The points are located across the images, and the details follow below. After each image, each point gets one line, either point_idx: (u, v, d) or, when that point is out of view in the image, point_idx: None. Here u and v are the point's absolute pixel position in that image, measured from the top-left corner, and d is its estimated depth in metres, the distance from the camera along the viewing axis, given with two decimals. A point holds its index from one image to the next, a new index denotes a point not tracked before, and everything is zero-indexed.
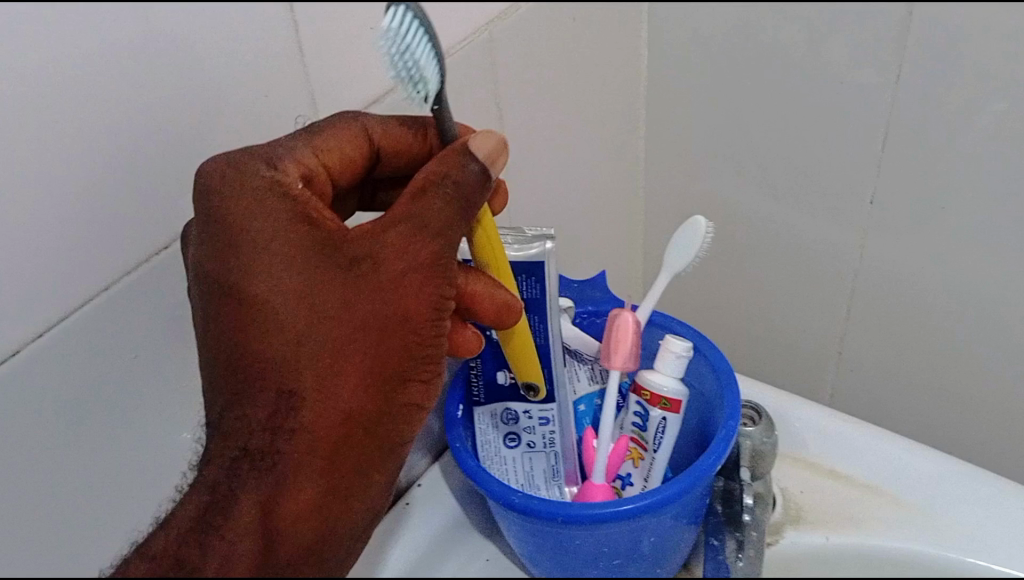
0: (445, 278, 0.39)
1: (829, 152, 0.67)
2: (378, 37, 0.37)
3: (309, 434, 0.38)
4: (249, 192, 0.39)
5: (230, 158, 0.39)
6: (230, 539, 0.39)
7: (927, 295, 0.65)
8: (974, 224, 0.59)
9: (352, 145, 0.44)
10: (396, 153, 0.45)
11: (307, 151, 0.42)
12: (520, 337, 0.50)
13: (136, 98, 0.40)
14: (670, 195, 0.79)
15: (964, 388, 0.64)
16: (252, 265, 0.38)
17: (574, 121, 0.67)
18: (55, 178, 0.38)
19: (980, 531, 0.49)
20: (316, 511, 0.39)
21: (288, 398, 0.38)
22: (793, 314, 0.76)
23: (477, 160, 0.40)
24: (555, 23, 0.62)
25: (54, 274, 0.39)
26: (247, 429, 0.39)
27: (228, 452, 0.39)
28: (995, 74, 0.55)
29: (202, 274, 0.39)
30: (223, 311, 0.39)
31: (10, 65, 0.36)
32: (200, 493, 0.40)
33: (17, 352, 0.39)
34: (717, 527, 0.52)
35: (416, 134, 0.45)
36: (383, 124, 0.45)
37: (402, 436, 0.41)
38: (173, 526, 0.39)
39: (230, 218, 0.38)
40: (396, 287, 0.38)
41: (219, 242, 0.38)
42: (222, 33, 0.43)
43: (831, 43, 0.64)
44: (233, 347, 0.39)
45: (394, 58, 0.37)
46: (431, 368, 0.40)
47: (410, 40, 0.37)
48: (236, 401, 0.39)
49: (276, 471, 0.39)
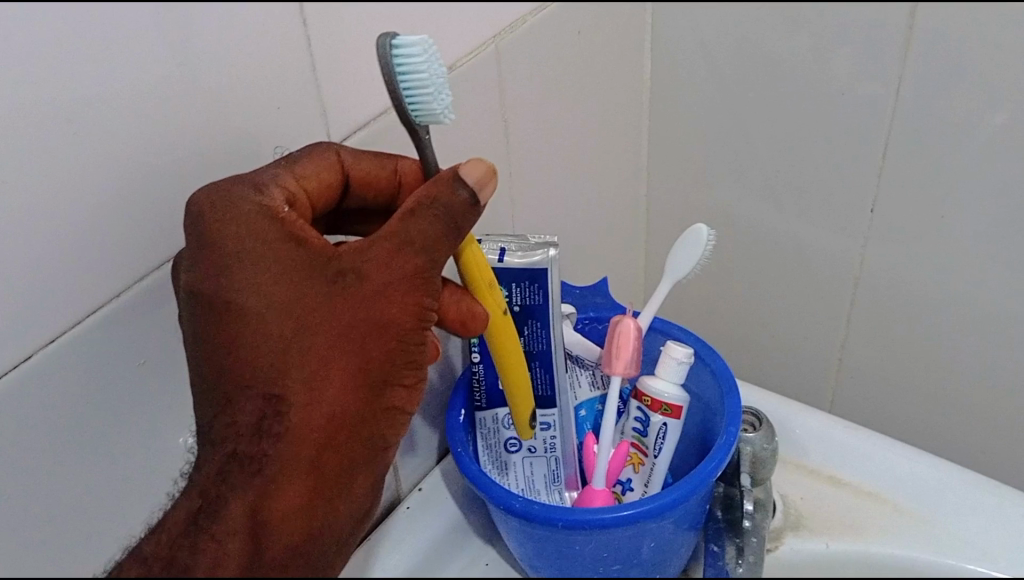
0: (431, 291, 0.39)
1: (832, 164, 0.67)
2: (402, 63, 0.40)
3: (296, 439, 0.38)
4: (238, 217, 0.38)
5: (216, 185, 0.39)
6: (220, 538, 0.38)
7: (930, 305, 0.67)
8: (977, 237, 0.62)
9: (328, 172, 0.43)
10: (366, 187, 0.45)
11: (289, 178, 0.41)
12: (514, 367, 0.50)
13: (152, 106, 0.40)
14: (673, 205, 0.80)
15: (969, 394, 0.68)
16: (238, 280, 0.38)
17: (578, 131, 0.68)
18: (74, 184, 0.38)
19: (980, 538, 0.50)
20: (305, 511, 0.39)
21: (274, 404, 0.38)
22: (795, 324, 0.77)
23: (467, 186, 0.39)
24: (562, 34, 0.63)
25: (66, 279, 0.39)
26: (235, 432, 0.39)
27: (217, 457, 0.39)
28: (1000, 87, 0.56)
29: (191, 291, 0.38)
30: (211, 324, 0.38)
31: (25, 73, 0.35)
32: (191, 498, 0.39)
33: (29, 356, 0.38)
34: (717, 533, 0.53)
35: (388, 166, 0.45)
36: (357, 155, 0.45)
37: (387, 440, 0.40)
38: (164, 530, 0.39)
39: (218, 238, 0.38)
40: (381, 298, 0.38)
41: (208, 259, 0.38)
42: (235, 40, 0.42)
43: (839, 56, 0.64)
44: (221, 357, 0.38)
45: (434, 70, 0.40)
46: (413, 374, 0.40)
47: (436, 50, 0.41)
48: (225, 407, 0.39)
49: (264, 474, 0.38)
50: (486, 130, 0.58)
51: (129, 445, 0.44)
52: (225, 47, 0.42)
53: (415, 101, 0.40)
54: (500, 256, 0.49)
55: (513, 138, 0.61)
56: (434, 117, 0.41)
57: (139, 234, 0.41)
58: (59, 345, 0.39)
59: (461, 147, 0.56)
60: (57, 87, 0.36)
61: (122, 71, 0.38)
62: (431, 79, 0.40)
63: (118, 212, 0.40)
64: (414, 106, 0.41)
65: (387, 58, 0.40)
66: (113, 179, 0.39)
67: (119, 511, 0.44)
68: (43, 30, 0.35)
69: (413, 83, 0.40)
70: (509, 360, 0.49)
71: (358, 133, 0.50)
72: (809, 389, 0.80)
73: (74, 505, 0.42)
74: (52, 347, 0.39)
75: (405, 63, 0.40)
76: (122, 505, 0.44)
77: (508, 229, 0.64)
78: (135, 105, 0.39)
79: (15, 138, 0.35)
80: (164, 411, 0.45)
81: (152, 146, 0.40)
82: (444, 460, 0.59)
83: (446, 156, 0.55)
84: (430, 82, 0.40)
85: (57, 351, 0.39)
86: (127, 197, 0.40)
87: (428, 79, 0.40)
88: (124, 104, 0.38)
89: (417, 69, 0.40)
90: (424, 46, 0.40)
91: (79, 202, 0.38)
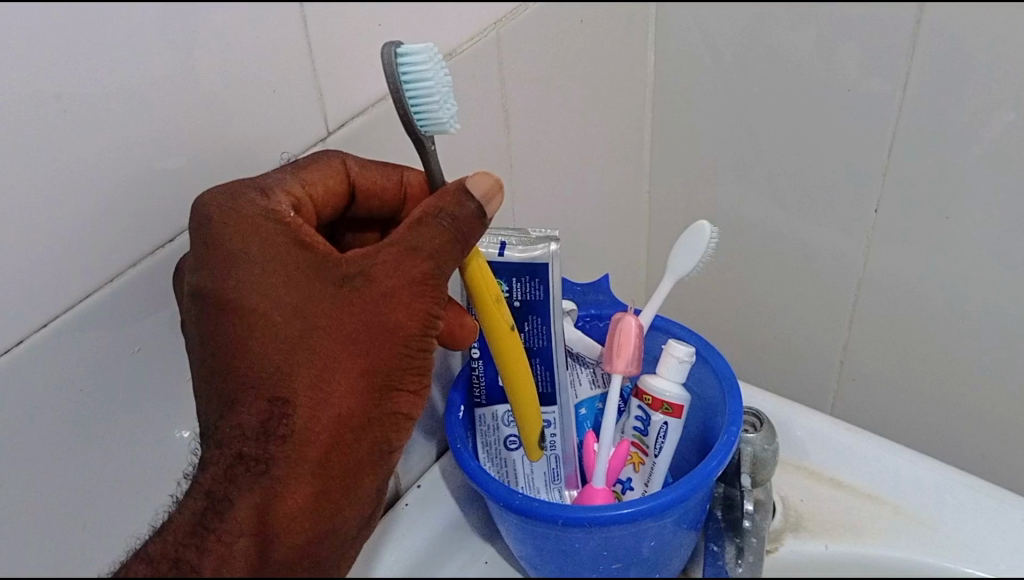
0: (438, 297, 0.39)
1: (836, 158, 0.67)
2: (408, 72, 0.39)
3: (300, 441, 0.38)
4: (245, 220, 0.39)
5: (223, 187, 0.39)
6: (225, 540, 0.39)
7: (932, 306, 0.67)
8: (980, 238, 0.62)
9: (334, 180, 0.43)
10: (371, 196, 0.45)
11: (295, 182, 0.41)
12: (521, 386, 0.49)
13: (151, 97, 0.39)
14: (675, 200, 0.79)
15: (971, 396, 0.68)
16: (244, 283, 0.38)
17: (580, 124, 0.67)
18: (68, 173, 0.37)
19: (980, 541, 0.50)
20: (309, 514, 0.39)
21: (280, 406, 0.38)
22: (795, 321, 0.77)
23: (474, 200, 0.39)
24: (564, 26, 0.62)
25: (62, 268, 0.38)
26: (240, 435, 0.38)
27: (221, 458, 0.38)
28: (1003, 86, 0.56)
29: (198, 294, 0.38)
30: (216, 324, 0.38)
31: (23, 64, 0.35)
32: (196, 499, 0.39)
33: (19, 343, 0.38)
34: (717, 533, 0.53)
35: (394, 176, 0.45)
36: (363, 164, 0.44)
37: (391, 443, 0.40)
38: (172, 531, 0.39)
39: (225, 241, 0.38)
40: (387, 303, 0.38)
41: (215, 261, 0.38)
42: (234, 30, 0.42)
43: (844, 47, 0.63)
44: (227, 360, 0.38)
45: (440, 77, 0.40)
46: (419, 379, 0.39)
47: (441, 58, 0.40)
48: (229, 408, 0.39)
49: (269, 475, 0.38)
50: (487, 122, 0.57)
51: (131, 441, 0.43)
52: (227, 34, 0.41)
53: (422, 111, 0.40)
54: (501, 250, 0.49)
55: (514, 132, 0.60)
56: (440, 127, 0.40)
57: (136, 224, 0.41)
58: (53, 331, 0.39)
59: (462, 139, 0.56)
60: (58, 74, 0.36)
61: (123, 59, 0.38)
62: (438, 87, 0.39)
63: (115, 199, 0.39)
64: (420, 116, 0.40)
65: (392, 67, 0.39)
66: (111, 170, 0.39)
67: (121, 509, 0.44)
68: (41, 18, 0.35)
69: (420, 94, 0.39)
70: (517, 383, 0.49)
71: (358, 120, 0.49)
72: (809, 387, 0.80)
73: (73, 501, 0.42)
74: (47, 331, 0.39)
75: (412, 72, 0.39)
76: (124, 503, 0.44)
77: (508, 221, 0.63)
78: (137, 93, 0.38)
79: (11, 127, 0.35)
80: (165, 407, 0.45)
81: (151, 133, 0.40)
82: (444, 457, 0.59)
83: (447, 150, 0.55)
84: (437, 90, 0.39)
85: (51, 336, 0.39)
86: (124, 184, 0.39)
87: (435, 87, 0.39)
88: (126, 91, 0.38)
89: (423, 76, 0.39)
90: (429, 54, 0.40)
91: (75, 190, 0.38)
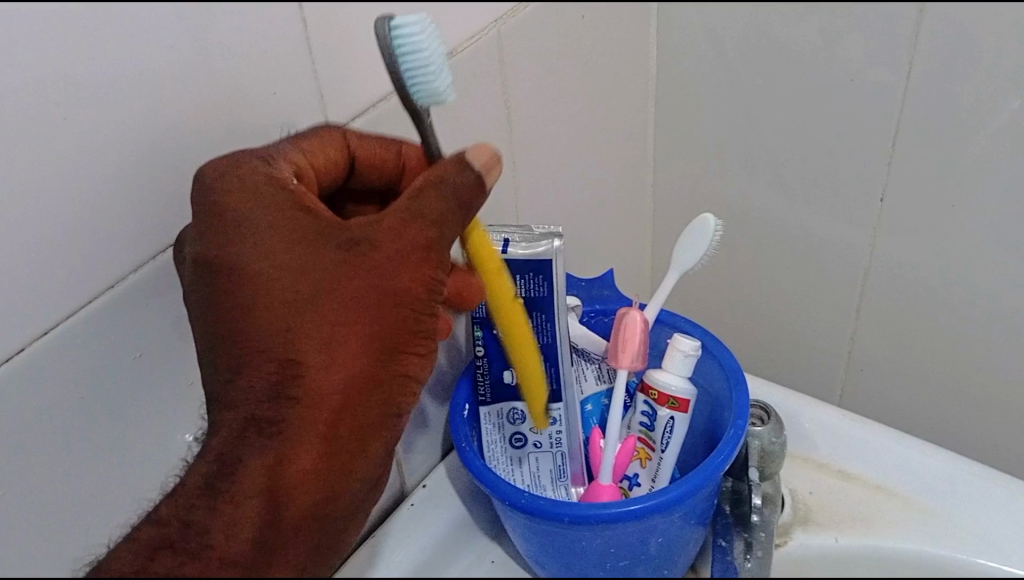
0: (442, 264, 0.39)
1: (844, 151, 0.66)
2: (403, 43, 0.39)
3: (310, 402, 0.38)
4: (250, 186, 0.39)
5: (225, 159, 0.39)
6: (235, 502, 0.38)
7: (937, 298, 0.67)
8: (986, 228, 0.61)
9: (334, 149, 0.43)
10: (370, 168, 0.44)
11: (296, 153, 0.41)
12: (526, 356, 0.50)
13: (151, 94, 0.39)
14: (679, 195, 0.79)
15: (977, 387, 0.67)
16: (252, 247, 0.38)
17: (584, 119, 0.67)
18: (68, 175, 0.37)
19: (990, 531, 0.49)
20: (318, 476, 0.38)
21: (291, 368, 0.38)
22: (803, 315, 0.76)
23: (474, 169, 0.39)
24: (565, 22, 0.61)
25: (65, 272, 0.38)
26: (252, 396, 0.38)
27: (234, 419, 0.38)
28: (1007, 73, 0.56)
29: (204, 262, 0.38)
30: (225, 291, 0.38)
31: (21, 64, 0.34)
32: (206, 464, 0.39)
33: (25, 347, 0.37)
34: (725, 528, 0.52)
35: (392, 149, 0.44)
36: (363, 137, 0.44)
37: (399, 407, 0.40)
38: (179, 494, 0.38)
39: (231, 206, 0.38)
40: (393, 267, 0.38)
41: (223, 224, 0.38)
42: (234, 27, 0.41)
43: (852, 39, 0.63)
44: (238, 323, 0.38)
45: (434, 48, 0.40)
46: (426, 344, 0.40)
47: (434, 28, 0.40)
48: (239, 371, 0.38)
49: (280, 438, 0.38)
50: (489, 117, 0.57)
51: (136, 440, 0.43)
52: (229, 34, 0.41)
53: (417, 82, 0.40)
54: (505, 246, 0.49)
55: (516, 129, 0.60)
56: (437, 98, 0.40)
57: (135, 225, 0.40)
58: (57, 335, 0.39)
59: (464, 137, 0.55)
60: (58, 74, 0.35)
61: (123, 59, 0.37)
62: (432, 58, 0.39)
63: (119, 200, 0.39)
64: (416, 88, 0.40)
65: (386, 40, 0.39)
66: (110, 170, 0.38)
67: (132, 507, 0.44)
68: (37, 19, 0.35)
69: (414, 64, 0.39)
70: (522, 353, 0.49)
71: (360, 120, 0.49)
72: (819, 382, 0.79)
73: (71, 507, 0.41)
74: (51, 337, 0.38)
75: (406, 43, 0.39)
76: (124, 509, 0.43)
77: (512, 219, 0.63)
78: (138, 96, 0.38)
79: (12, 129, 0.35)
80: (166, 409, 0.44)
81: (152, 133, 0.39)
82: (450, 456, 0.59)
83: (449, 146, 0.54)
84: (431, 61, 0.39)
85: (55, 341, 0.38)
86: (122, 185, 0.39)
87: (430, 57, 0.39)
88: (128, 95, 0.38)
89: (418, 48, 0.39)
90: (423, 24, 0.39)
91: (77, 192, 0.38)
